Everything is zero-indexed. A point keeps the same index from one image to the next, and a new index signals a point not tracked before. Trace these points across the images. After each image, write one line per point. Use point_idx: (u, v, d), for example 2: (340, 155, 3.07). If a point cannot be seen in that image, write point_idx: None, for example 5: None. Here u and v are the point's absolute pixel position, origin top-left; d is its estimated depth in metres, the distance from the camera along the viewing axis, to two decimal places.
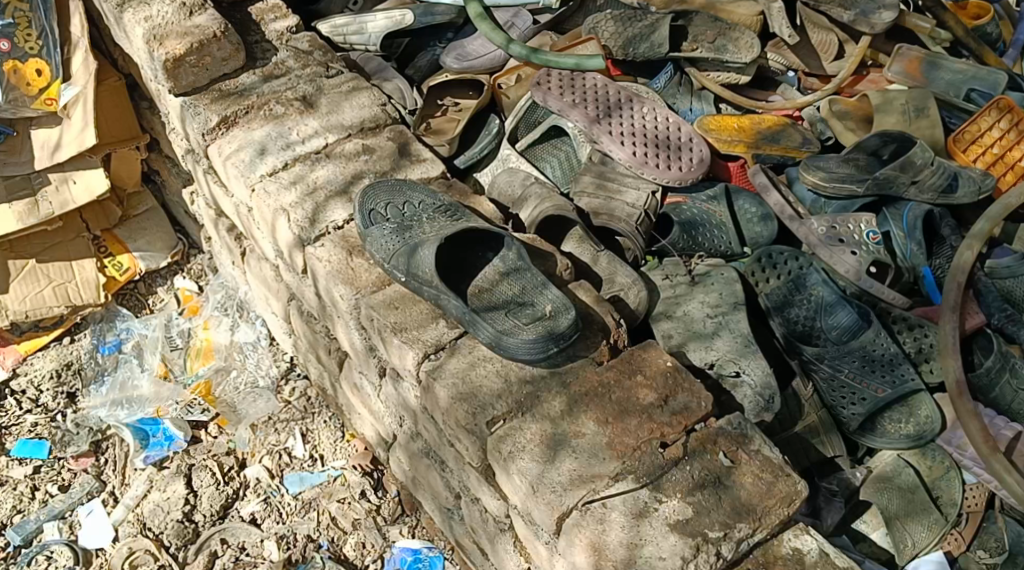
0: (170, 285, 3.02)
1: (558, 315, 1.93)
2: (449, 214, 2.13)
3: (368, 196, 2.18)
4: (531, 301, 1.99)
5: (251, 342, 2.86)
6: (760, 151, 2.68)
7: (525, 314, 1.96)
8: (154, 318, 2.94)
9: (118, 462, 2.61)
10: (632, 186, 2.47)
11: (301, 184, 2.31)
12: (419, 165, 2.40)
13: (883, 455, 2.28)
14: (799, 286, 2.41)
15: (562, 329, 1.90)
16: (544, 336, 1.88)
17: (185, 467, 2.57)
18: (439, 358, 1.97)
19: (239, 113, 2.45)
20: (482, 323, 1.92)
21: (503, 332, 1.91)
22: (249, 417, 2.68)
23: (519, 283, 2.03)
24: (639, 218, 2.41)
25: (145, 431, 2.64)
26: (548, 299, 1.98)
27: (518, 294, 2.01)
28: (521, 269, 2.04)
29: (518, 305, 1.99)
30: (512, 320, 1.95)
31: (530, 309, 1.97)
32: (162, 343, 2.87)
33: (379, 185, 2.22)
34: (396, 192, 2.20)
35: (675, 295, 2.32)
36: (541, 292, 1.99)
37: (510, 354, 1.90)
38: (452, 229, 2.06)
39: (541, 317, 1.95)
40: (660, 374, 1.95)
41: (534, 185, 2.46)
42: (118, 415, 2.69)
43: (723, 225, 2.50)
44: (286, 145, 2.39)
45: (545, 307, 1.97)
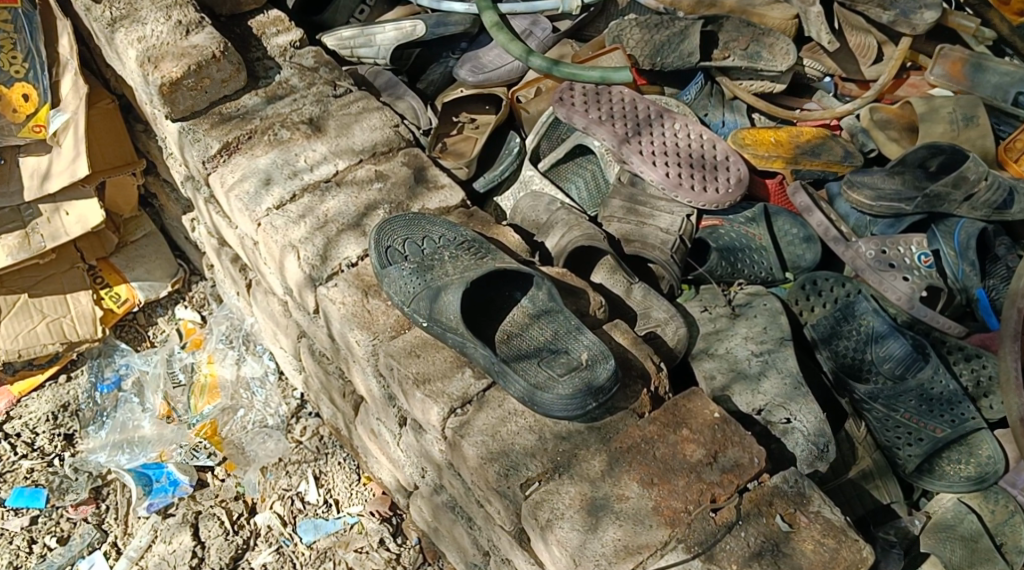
0: (171, 316, 2.87)
1: (596, 365, 1.77)
2: (473, 250, 1.96)
3: (384, 231, 2.02)
4: (565, 348, 1.82)
5: (257, 378, 2.70)
6: (799, 166, 2.50)
7: (559, 363, 1.80)
8: (155, 353, 2.79)
9: (121, 509, 2.46)
10: (665, 210, 2.31)
11: (310, 217, 2.15)
12: (437, 192, 2.23)
13: (942, 499, 2.11)
14: (847, 315, 2.22)
15: (601, 381, 1.73)
16: (581, 391, 1.72)
17: (192, 516, 2.41)
18: (465, 413, 1.81)
19: (241, 139, 2.30)
20: (512, 376, 1.76)
21: (537, 386, 1.74)
22: (259, 459, 2.53)
23: (551, 327, 1.86)
24: (674, 244, 2.24)
25: (148, 477, 2.49)
26: (584, 346, 1.81)
27: (551, 339, 1.85)
28: (554, 311, 1.88)
29: (551, 352, 1.82)
30: (545, 371, 1.78)
31: (565, 358, 1.80)
32: (163, 380, 2.72)
33: (395, 218, 2.05)
34: (414, 225, 2.04)
35: (715, 329, 2.15)
36: (575, 338, 1.83)
37: (544, 410, 1.74)
38: (477, 269, 1.89)
39: (577, 367, 1.78)
40: (708, 426, 1.79)
41: (560, 211, 2.29)
42: (119, 460, 2.55)
43: (763, 250, 2.33)
44: (292, 174, 2.22)
45: (581, 355, 1.80)
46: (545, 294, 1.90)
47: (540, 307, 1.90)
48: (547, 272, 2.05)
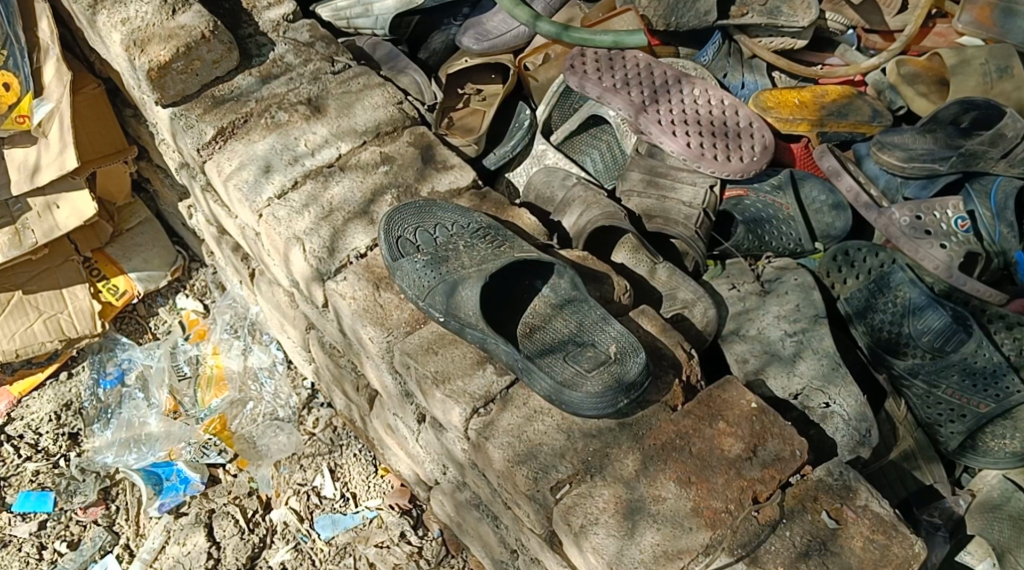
0: (173, 306, 2.77)
1: (625, 359, 1.67)
2: (489, 238, 1.85)
3: (393, 220, 1.90)
4: (591, 341, 1.72)
5: (265, 368, 2.61)
6: (825, 129, 2.37)
7: (587, 357, 1.70)
8: (157, 347, 2.68)
9: (131, 510, 2.39)
10: (687, 181, 2.19)
11: (314, 205, 2.03)
12: (447, 174, 2.11)
13: (986, 476, 2.03)
14: (882, 287, 2.13)
15: (632, 377, 1.63)
16: (612, 388, 1.62)
17: (205, 515, 2.34)
18: (489, 413, 1.72)
19: (237, 123, 2.17)
20: (537, 373, 1.66)
21: (564, 383, 1.65)
22: (272, 454, 2.44)
23: (576, 319, 1.76)
24: (698, 219, 2.12)
25: (158, 475, 2.41)
26: (611, 339, 1.71)
27: (576, 332, 1.74)
28: (577, 300, 1.78)
29: (577, 346, 1.72)
30: (572, 367, 1.68)
31: (592, 352, 1.70)
32: (168, 374, 2.62)
33: (404, 205, 1.93)
34: (425, 212, 1.92)
35: (745, 308, 2.04)
36: (602, 330, 1.73)
37: (572, 409, 1.64)
38: (495, 259, 1.78)
39: (605, 361, 1.68)
40: (745, 418, 1.69)
41: (576, 187, 2.18)
42: (127, 459, 2.45)
43: (791, 221, 2.21)
44: (293, 159, 2.10)
45: (609, 348, 1.70)
46: (567, 283, 1.79)
47: (563, 297, 1.79)
48: (567, 257, 1.94)
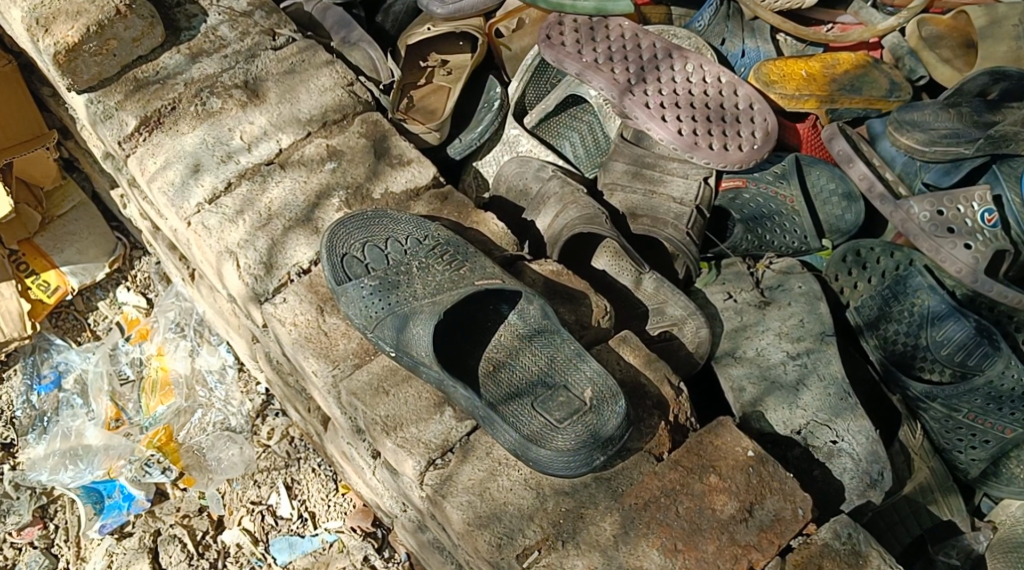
0: (113, 300, 2.52)
1: (601, 408, 1.44)
2: (446, 257, 1.60)
3: (335, 235, 1.64)
4: (564, 383, 1.50)
5: (214, 372, 2.39)
6: (835, 105, 2.10)
7: (558, 404, 1.47)
8: (93, 352, 2.45)
9: (71, 531, 2.21)
10: (679, 173, 1.93)
11: (249, 211, 1.78)
12: (403, 171, 1.84)
13: (1009, 506, 1.82)
14: (897, 293, 1.88)
15: (609, 432, 1.41)
16: (586, 444, 1.40)
17: (150, 539, 2.15)
18: (446, 465, 1.50)
19: (163, 111, 1.89)
20: (500, 426, 1.43)
21: (530, 438, 1.43)
22: (222, 471, 2.23)
23: (545, 354, 1.53)
24: (690, 218, 1.87)
25: (99, 493, 2.22)
26: (585, 380, 1.48)
27: (546, 370, 1.51)
28: (546, 331, 1.54)
29: (547, 388, 1.50)
30: (541, 417, 1.46)
31: (564, 397, 1.48)
32: (107, 378, 2.41)
33: (350, 216, 1.67)
34: (374, 222, 1.66)
35: (742, 323, 1.80)
36: (576, 369, 1.50)
37: (539, 468, 1.42)
38: (452, 287, 1.53)
39: (579, 410, 1.46)
40: (740, 469, 1.47)
41: (552, 182, 1.91)
42: (61, 478, 2.25)
43: (795, 217, 1.94)
44: (225, 156, 1.84)
45: (583, 392, 1.48)
46: (535, 313, 1.55)
47: (531, 326, 1.55)
48: (539, 272, 1.70)
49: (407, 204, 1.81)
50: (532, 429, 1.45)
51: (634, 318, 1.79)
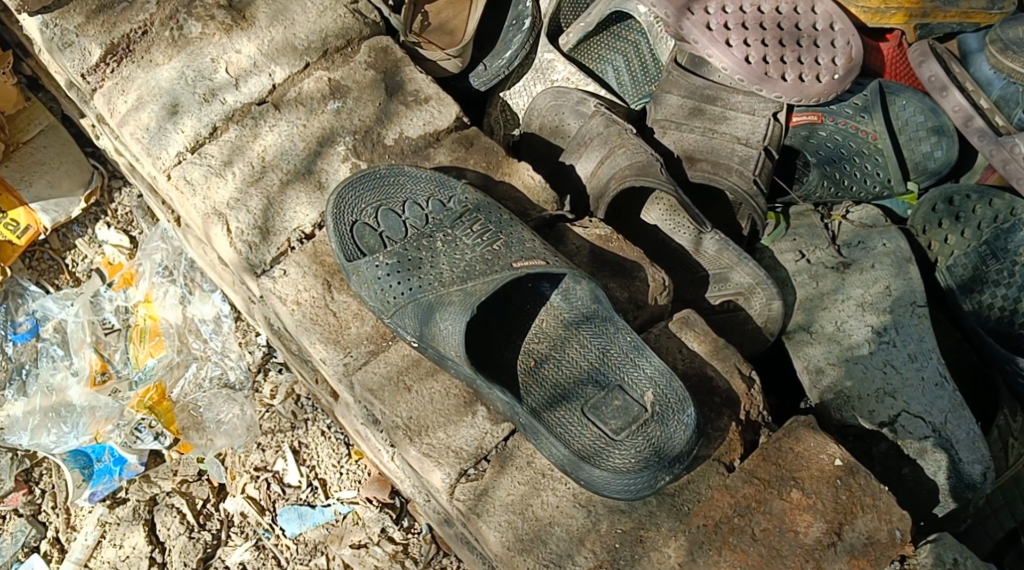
0: (92, 239, 2.08)
1: (665, 417, 1.23)
2: (476, 228, 1.34)
3: (343, 199, 1.38)
4: (619, 383, 1.27)
5: (209, 322, 2.02)
6: (927, 19, 1.76)
7: (613, 410, 1.25)
8: (72, 300, 2.03)
9: (59, 496, 1.91)
10: (744, 108, 1.63)
11: (240, 162, 1.51)
12: (419, 110, 1.55)
13: None
14: (997, 249, 1.60)
15: (675, 448, 1.20)
16: (649, 464, 1.19)
17: (146, 510, 1.87)
18: (481, 477, 1.29)
19: (133, 37, 1.58)
20: (546, 440, 1.21)
21: (583, 454, 1.21)
22: (222, 435, 1.91)
23: (595, 348, 1.30)
24: (759, 162, 1.59)
25: (87, 456, 1.90)
26: (643, 382, 1.26)
27: (597, 367, 1.29)
28: (595, 320, 1.31)
29: (599, 389, 1.27)
30: (594, 427, 1.24)
31: (620, 401, 1.26)
32: (89, 327, 2.01)
33: (359, 174, 1.41)
34: (388, 183, 1.40)
35: (819, 291, 1.53)
36: (632, 367, 1.27)
37: (593, 490, 1.22)
38: (486, 269, 1.29)
39: (638, 419, 1.24)
40: (827, 483, 1.26)
41: (594, 119, 1.61)
42: (44, 441, 1.90)
43: (879, 157, 1.65)
44: (208, 94, 1.54)
45: (642, 396, 1.26)
46: (581, 298, 1.32)
47: (577, 311, 1.32)
48: (585, 237, 1.45)
49: (425, 151, 1.53)
50: (583, 441, 1.23)
51: (693, 283, 1.53)
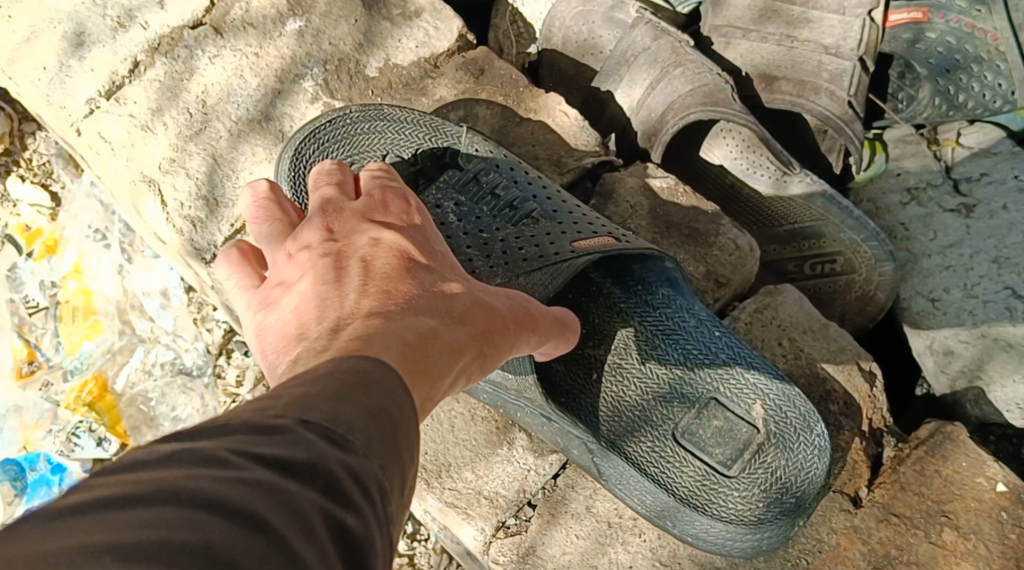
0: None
1: (786, 439, 0.91)
2: (500, 196, 0.98)
3: (301, 160, 1.01)
4: (715, 394, 0.93)
5: (154, 295, 1.47)
6: None
7: (715, 433, 0.92)
8: None
9: None
10: (830, 6, 1.25)
11: (172, 108, 1.12)
12: (409, 27, 1.17)
13: None
14: None
15: (813, 483, 0.91)
16: (782, 514, 0.90)
17: None
18: (525, 532, 0.99)
19: None
20: (640, 489, 0.92)
21: (690, 503, 0.91)
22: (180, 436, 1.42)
23: (672, 347, 0.95)
24: (853, 79, 1.22)
25: (15, 466, 1.38)
26: (747, 391, 0.93)
27: (679, 375, 0.94)
28: (665, 312, 0.95)
29: (688, 406, 0.93)
30: (693, 460, 0.92)
31: (720, 418, 0.92)
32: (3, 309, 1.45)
33: (318, 121, 1.02)
34: (361, 132, 1.02)
35: (936, 246, 1.20)
36: (728, 372, 0.93)
37: (703, 544, 0.93)
38: (531, 261, 0.92)
39: (750, 443, 0.91)
40: (988, 516, 0.95)
41: (637, 30, 1.22)
42: None
43: (1001, 64, 1.24)
44: (124, 16, 1.16)
45: (749, 411, 0.92)
46: (639, 279, 0.97)
47: (635, 295, 0.96)
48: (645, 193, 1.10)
49: (423, 84, 1.15)
50: (683, 482, 0.92)
51: (774, 242, 1.21)
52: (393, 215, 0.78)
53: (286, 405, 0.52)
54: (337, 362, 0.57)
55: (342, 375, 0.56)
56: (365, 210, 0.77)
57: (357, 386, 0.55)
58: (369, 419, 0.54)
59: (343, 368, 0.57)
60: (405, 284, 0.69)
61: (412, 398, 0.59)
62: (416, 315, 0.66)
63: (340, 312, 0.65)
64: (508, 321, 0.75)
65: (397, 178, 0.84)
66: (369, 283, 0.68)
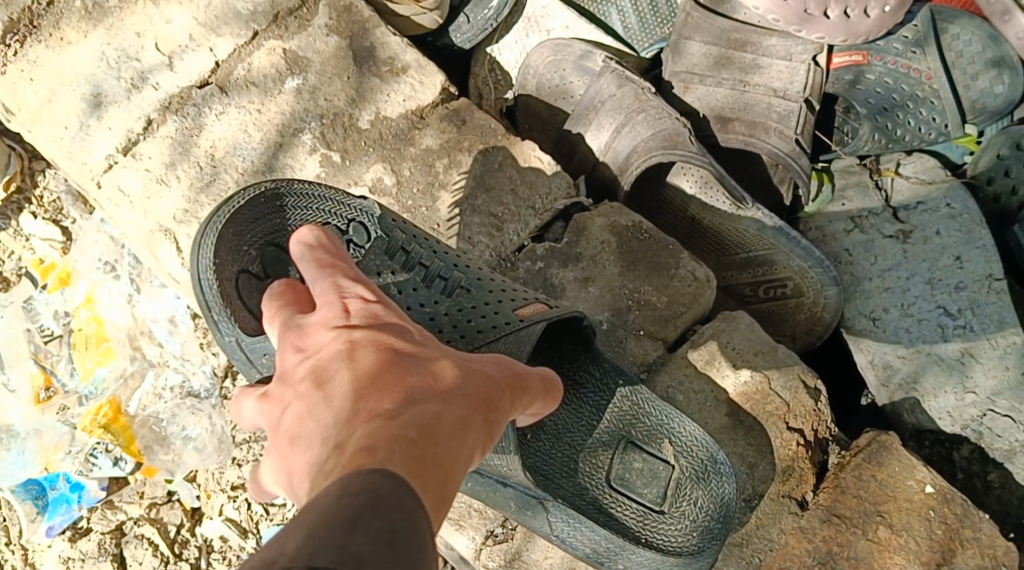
0: (18, 231, 1.64)
1: (698, 471, 1.05)
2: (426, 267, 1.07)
3: (222, 247, 1.01)
4: (632, 441, 1.07)
5: (161, 322, 1.56)
6: None
7: (640, 474, 1.06)
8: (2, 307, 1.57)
9: (13, 530, 1.55)
10: (779, 52, 1.38)
11: (184, 163, 1.24)
12: (397, 82, 1.29)
13: None
14: None
15: (729, 504, 1.03)
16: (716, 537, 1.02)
17: (112, 540, 1.54)
18: (511, 539, 1.12)
19: (35, 9, 1.30)
20: (592, 531, 1.03)
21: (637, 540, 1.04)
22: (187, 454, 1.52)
23: (586, 403, 1.08)
24: (800, 118, 1.35)
25: (38, 485, 1.53)
26: (657, 433, 1.07)
27: (597, 427, 1.08)
28: (576, 373, 1.08)
29: (612, 454, 1.07)
30: (627, 502, 1.06)
31: (647, 458, 1.06)
32: (24, 339, 1.55)
33: (228, 206, 1.04)
34: (271, 214, 1.05)
35: (876, 269, 1.33)
36: (639, 418, 1.07)
37: None
38: (487, 333, 1.01)
39: (670, 479, 1.06)
40: (917, 515, 1.08)
41: (603, 78, 1.35)
42: None
43: (935, 101, 1.40)
44: (137, 78, 1.27)
45: (661, 450, 1.06)
46: (556, 342, 1.07)
47: (544, 356, 1.08)
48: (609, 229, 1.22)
49: (410, 134, 1.27)
50: (629, 524, 1.05)
51: (732, 268, 1.33)
52: (356, 308, 0.80)
53: (294, 551, 0.54)
54: (341, 487, 0.59)
55: (349, 501, 0.58)
56: (325, 322, 0.80)
57: (364, 507, 0.57)
58: (385, 540, 0.56)
59: (350, 491, 0.59)
60: (396, 377, 0.71)
61: (422, 501, 0.61)
62: (411, 403, 0.68)
63: (337, 433, 0.67)
64: (498, 385, 0.78)
65: (343, 266, 0.87)
66: (358, 391, 0.70)
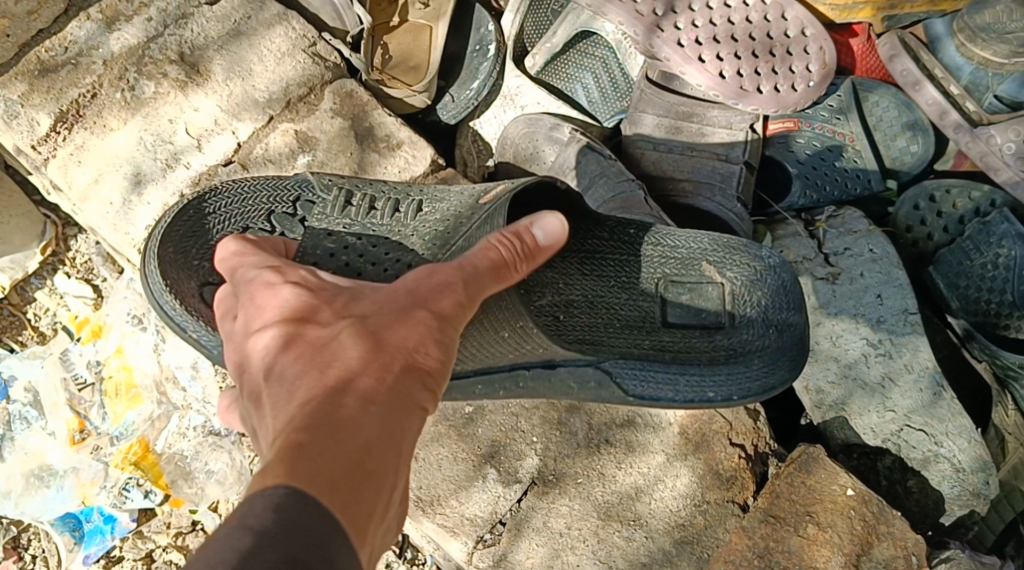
0: (52, 290, 1.81)
1: (735, 248, 1.28)
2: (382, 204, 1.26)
3: (170, 266, 1.23)
4: (667, 275, 1.28)
5: (184, 368, 1.68)
6: (895, 11, 1.64)
7: (688, 294, 1.27)
8: (41, 359, 1.76)
9: (50, 561, 1.71)
10: (721, 123, 1.61)
11: None
12: (394, 158, 1.51)
13: None
14: (979, 240, 1.55)
15: (773, 261, 1.28)
16: (778, 294, 1.26)
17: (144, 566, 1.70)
18: (497, 543, 1.31)
19: (81, 102, 1.50)
20: (658, 383, 1.22)
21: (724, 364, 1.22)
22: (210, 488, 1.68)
23: (604, 261, 1.29)
24: (740, 178, 1.58)
25: (75, 517, 1.69)
26: (690, 260, 1.29)
27: (623, 285, 1.28)
28: (586, 244, 1.29)
29: (652, 297, 1.28)
30: (693, 327, 1.26)
31: (666, 300, 1.27)
32: (62, 387, 1.73)
33: (161, 228, 1.26)
34: (210, 215, 1.28)
35: (811, 307, 1.51)
36: (665, 252, 1.29)
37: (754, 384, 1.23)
38: (458, 229, 1.21)
39: (721, 291, 1.27)
40: (840, 514, 1.28)
41: (571, 147, 1.58)
42: (28, 513, 1.67)
43: (858, 159, 1.64)
44: (171, 158, 1.49)
45: (700, 268, 1.28)
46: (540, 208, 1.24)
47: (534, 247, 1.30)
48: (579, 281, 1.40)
49: None
50: (701, 346, 1.24)
51: None
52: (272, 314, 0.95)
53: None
54: (250, 507, 0.76)
55: (255, 524, 0.74)
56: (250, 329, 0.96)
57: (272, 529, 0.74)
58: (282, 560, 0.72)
59: (257, 513, 0.75)
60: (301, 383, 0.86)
61: (322, 502, 0.77)
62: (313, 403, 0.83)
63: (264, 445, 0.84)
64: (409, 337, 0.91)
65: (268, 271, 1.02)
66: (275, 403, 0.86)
